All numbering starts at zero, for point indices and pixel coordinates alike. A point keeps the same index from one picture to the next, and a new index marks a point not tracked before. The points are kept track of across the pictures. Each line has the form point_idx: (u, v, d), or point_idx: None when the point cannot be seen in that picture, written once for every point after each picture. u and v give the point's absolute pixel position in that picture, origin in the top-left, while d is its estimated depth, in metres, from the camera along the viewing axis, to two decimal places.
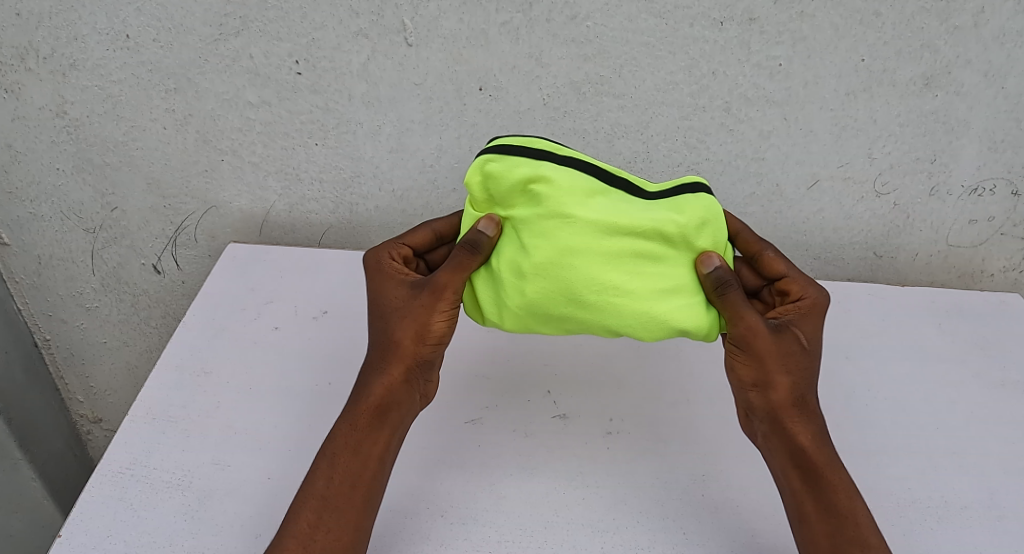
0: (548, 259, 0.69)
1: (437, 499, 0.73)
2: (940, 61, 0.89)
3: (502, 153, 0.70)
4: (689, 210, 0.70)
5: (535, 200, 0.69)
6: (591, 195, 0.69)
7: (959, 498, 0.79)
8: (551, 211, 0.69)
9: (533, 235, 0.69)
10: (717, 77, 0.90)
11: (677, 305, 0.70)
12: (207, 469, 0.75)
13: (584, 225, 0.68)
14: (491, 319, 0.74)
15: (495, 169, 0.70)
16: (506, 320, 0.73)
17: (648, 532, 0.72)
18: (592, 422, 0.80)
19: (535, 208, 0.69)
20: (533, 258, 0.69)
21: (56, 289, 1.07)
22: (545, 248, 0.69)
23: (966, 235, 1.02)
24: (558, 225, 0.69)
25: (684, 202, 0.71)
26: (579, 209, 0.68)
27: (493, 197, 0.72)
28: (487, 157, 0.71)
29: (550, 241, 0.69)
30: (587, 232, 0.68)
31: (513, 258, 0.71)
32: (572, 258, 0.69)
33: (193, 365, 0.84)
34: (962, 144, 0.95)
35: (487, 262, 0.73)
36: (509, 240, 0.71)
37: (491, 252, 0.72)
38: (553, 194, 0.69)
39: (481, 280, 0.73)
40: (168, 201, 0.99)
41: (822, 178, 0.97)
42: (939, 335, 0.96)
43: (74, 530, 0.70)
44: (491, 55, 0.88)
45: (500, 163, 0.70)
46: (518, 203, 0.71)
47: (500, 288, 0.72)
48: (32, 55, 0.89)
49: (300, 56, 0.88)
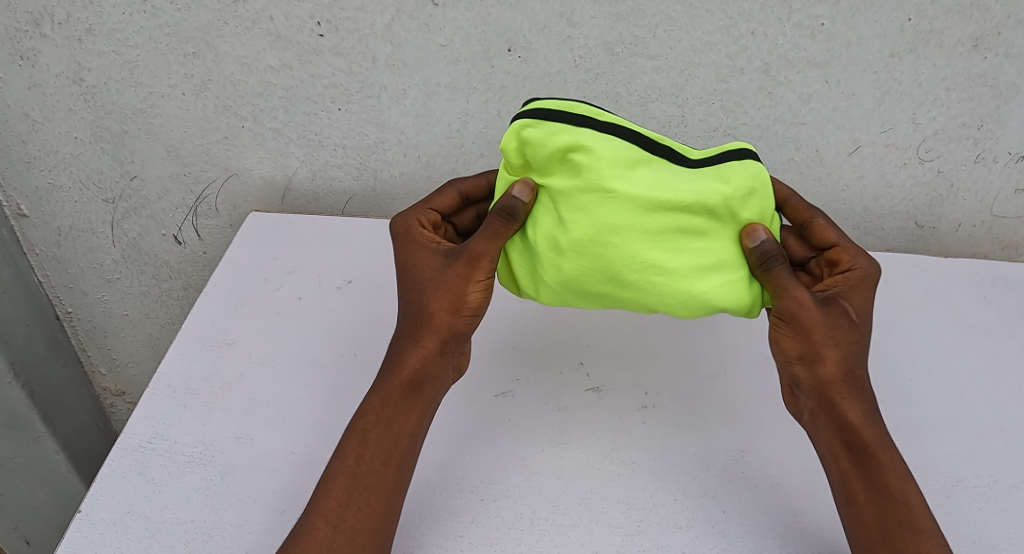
0: (589, 236, 0.66)
1: (467, 474, 0.71)
2: (991, 22, 0.84)
3: (540, 118, 0.67)
4: (734, 179, 0.67)
5: (575, 170, 0.66)
6: (633, 167, 0.66)
7: (1009, 477, 0.75)
8: (592, 184, 0.65)
9: (572, 209, 0.67)
10: (756, 38, 0.86)
11: (719, 282, 0.68)
12: (229, 443, 0.73)
13: (627, 200, 0.65)
14: (527, 293, 0.72)
15: (533, 135, 0.66)
16: (542, 294, 0.71)
17: (686, 510, 0.69)
18: (626, 396, 0.78)
19: (574, 179, 0.66)
20: (570, 234, 0.67)
21: (76, 261, 1.06)
22: (586, 224, 0.66)
23: (1012, 204, 0.98)
24: (598, 200, 0.66)
25: (729, 169, 0.67)
26: (620, 182, 0.65)
27: (530, 163, 0.68)
28: (524, 122, 0.67)
29: (590, 218, 0.66)
30: (630, 208, 0.65)
31: (550, 231, 0.68)
32: (614, 235, 0.66)
33: (215, 336, 0.82)
34: (1012, 109, 0.90)
35: (523, 230, 0.70)
36: (545, 213, 0.68)
37: (527, 221, 0.70)
38: (594, 166, 0.65)
39: (516, 250, 0.71)
40: (188, 169, 0.97)
41: (863, 144, 0.93)
42: (985, 308, 0.92)
43: (94, 506, 0.69)
44: (520, 15, 0.84)
45: (538, 129, 0.67)
46: (556, 172, 0.67)
47: (537, 261, 0.70)
48: (47, 20, 0.86)
49: (322, 17, 0.85)
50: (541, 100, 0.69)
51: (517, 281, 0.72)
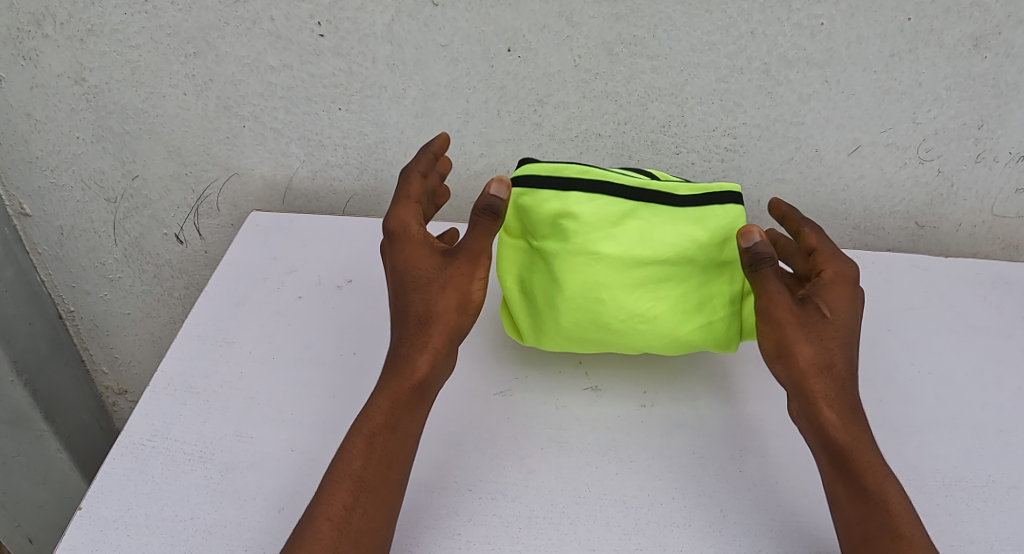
0: (577, 291, 0.72)
1: (466, 473, 0.71)
2: (991, 21, 0.84)
3: (532, 185, 0.72)
4: (715, 227, 0.71)
5: (567, 230, 0.71)
6: (619, 217, 0.71)
7: (1008, 477, 0.75)
8: (582, 243, 0.71)
9: (562, 268, 0.71)
10: (756, 37, 0.86)
11: (702, 327, 0.74)
12: (229, 441, 0.73)
13: (613, 256, 0.71)
14: (528, 341, 0.77)
15: (527, 202, 0.72)
16: (541, 342, 0.76)
17: (684, 509, 0.69)
18: (625, 395, 0.78)
19: (567, 239, 0.71)
20: (565, 290, 0.72)
21: (78, 260, 1.06)
22: (574, 282, 0.71)
23: (1012, 204, 0.98)
24: (585, 259, 0.71)
25: (711, 215, 0.72)
26: (607, 240, 0.70)
27: (527, 227, 0.74)
28: (519, 190, 0.73)
29: (578, 276, 0.71)
30: (615, 263, 0.71)
31: (546, 288, 0.73)
32: (601, 291, 0.71)
33: (215, 335, 0.83)
34: (1012, 108, 0.90)
35: (522, 283, 0.76)
36: (539, 270, 0.74)
37: (525, 274, 0.75)
38: (584, 226, 0.71)
39: (516, 301, 0.76)
40: (190, 168, 0.97)
41: (863, 144, 0.93)
42: (985, 308, 0.92)
43: (94, 504, 0.69)
44: (520, 15, 0.84)
45: (531, 197, 0.72)
46: (551, 233, 0.73)
47: (536, 313, 0.75)
48: (49, 21, 0.87)
49: (322, 18, 0.86)
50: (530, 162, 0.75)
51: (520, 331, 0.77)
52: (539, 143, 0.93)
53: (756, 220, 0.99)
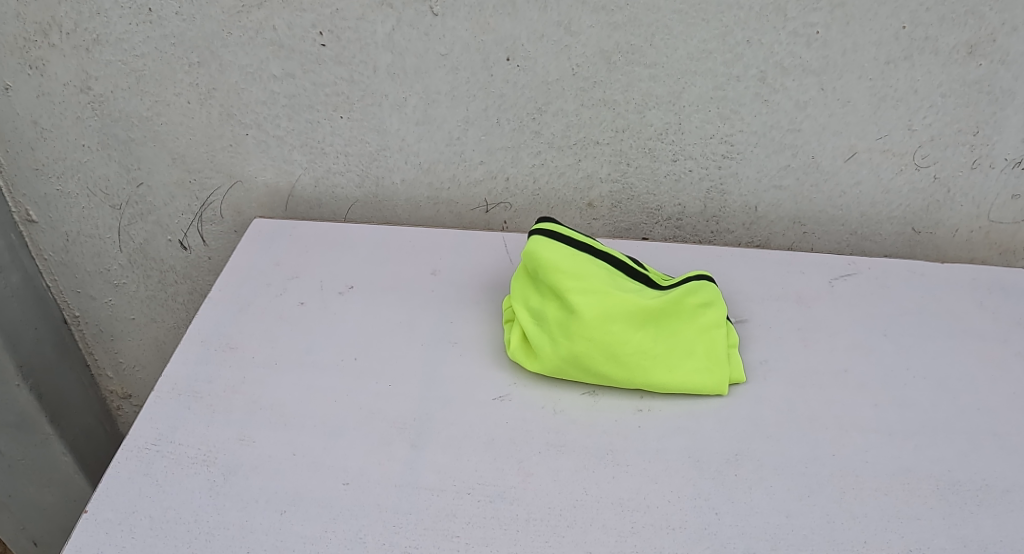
0: (590, 322, 0.78)
1: (464, 476, 0.72)
2: (985, 29, 0.85)
3: (553, 233, 0.82)
4: (701, 291, 0.82)
5: (582, 276, 0.79)
6: (617, 276, 0.82)
7: (1002, 481, 0.75)
8: (597, 289, 0.79)
9: (576, 300, 0.78)
10: (752, 46, 0.87)
11: (698, 372, 0.79)
12: (232, 444, 0.75)
13: (619, 295, 0.79)
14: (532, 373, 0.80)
15: (549, 247, 0.80)
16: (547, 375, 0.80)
17: (679, 512, 0.70)
18: (622, 399, 0.79)
19: (584, 284, 0.79)
20: (580, 328, 0.78)
21: (84, 265, 1.08)
22: (588, 314, 0.78)
23: (1008, 210, 0.98)
24: (597, 293, 0.78)
25: (698, 285, 0.83)
26: (615, 283, 0.81)
27: (548, 268, 0.80)
28: (541, 237, 0.81)
29: (592, 307, 0.78)
30: (623, 301, 0.78)
31: (561, 326, 0.79)
32: (611, 322, 0.78)
33: (219, 340, 0.84)
34: (1007, 115, 0.91)
35: (533, 323, 0.80)
36: (552, 305, 0.80)
37: (539, 314, 0.81)
38: (596, 272, 0.80)
39: (523, 339, 0.80)
40: (194, 176, 0.99)
41: (860, 150, 0.94)
42: (982, 314, 0.92)
43: (99, 506, 0.70)
44: (518, 24, 0.86)
45: (553, 242, 0.81)
46: (569, 279, 0.79)
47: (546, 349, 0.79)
48: (55, 30, 0.88)
49: (324, 27, 0.87)
50: (549, 220, 0.84)
51: (525, 357, 0.80)
52: (538, 150, 0.94)
53: (754, 225, 1.00)
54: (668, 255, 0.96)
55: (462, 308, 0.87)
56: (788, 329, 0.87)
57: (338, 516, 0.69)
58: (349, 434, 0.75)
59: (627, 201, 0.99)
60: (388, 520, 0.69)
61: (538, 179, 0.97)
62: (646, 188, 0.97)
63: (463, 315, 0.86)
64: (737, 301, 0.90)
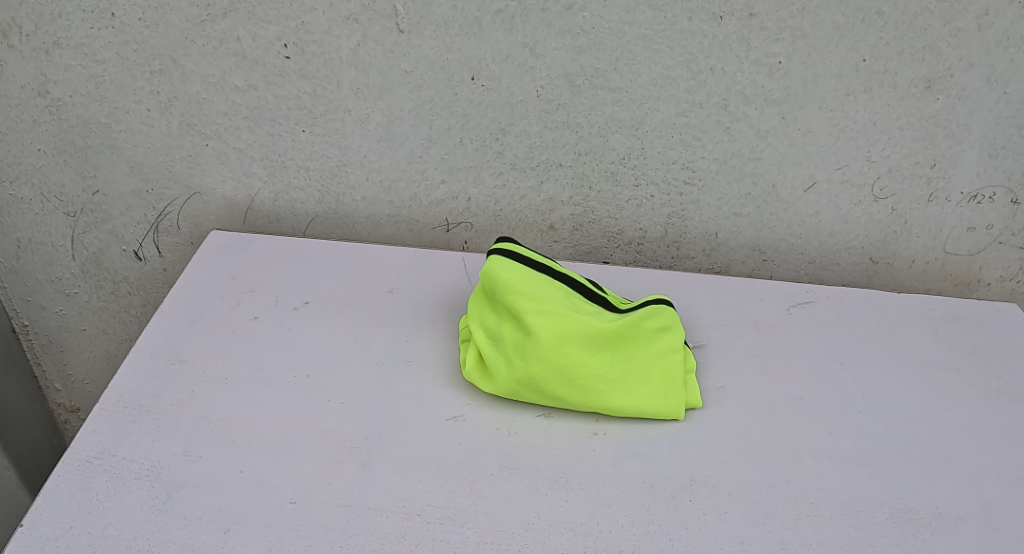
0: (546, 343, 0.77)
1: (415, 497, 0.71)
2: (943, 64, 0.87)
3: (510, 253, 0.82)
4: (658, 316, 0.82)
5: (538, 296, 0.79)
6: (574, 298, 0.82)
7: (954, 509, 0.75)
8: (553, 310, 0.78)
9: (532, 322, 0.78)
10: (715, 73, 0.88)
11: (652, 397, 0.78)
12: (177, 460, 0.73)
13: (575, 317, 0.78)
14: (487, 395, 0.79)
15: (506, 267, 0.80)
16: (501, 396, 0.79)
17: (632, 537, 0.69)
18: (576, 422, 0.78)
19: (539, 304, 0.78)
20: (535, 348, 0.77)
21: (35, 273, 1.05)
22: (543, 335, 0.77)
23: (963, 242, 1.00)
24: (553, 315, 0.78)
25: (655, 311, 0.83)
26: (572, 305, 0.81)
27: (503, 287, 0.79)
28: (499, 257, 0.81)
29: (548, 328, 0.77)
30: (579, 323, 0.78)
31: (517, 347, 0.78)
32: (567, 344, 0.78)
33: (168, 353, 0.82)
34: (963, 149, 0.93)
35: (489, 344, 0.80)
36: (508, 326, 0.80)
37: (495, 334, 0.80)
38: (553, 293, 0.80)
39: (479, 359, 0.80)
40: (152, 186, 0.97)
41: (819, 180, 0.95)
42: (936, 343, 0.92)
43: (36, 520, 0.68)
44: (484, 44, 0.86)
45: (510, 262, 0.81)
46: (525, 299, 0.79)
47: (501, 371, 0.78)
48: (15, 32, 0.86)
49: (289, 40, 0.86)
50: (508, 240, 0.84)
51: (479, 379, 0.79)
52: (501, 171, 0.94)
53: (714, 252, 1.01)
54: (628, 280, 0.96)
55: (419, 328, 0.86)
56: (744, 356, 0.88)
57: (283, 536, 0.68)
58: (298, 452, 0.74)
59: (589, 224, 0.99)
60: (335, 541, 0.68)
61: (500, 200, 0.96)
62: (607, 212, 0.98)
63: (420, 335, 0.86)
64: (695, 327, 0.91)
